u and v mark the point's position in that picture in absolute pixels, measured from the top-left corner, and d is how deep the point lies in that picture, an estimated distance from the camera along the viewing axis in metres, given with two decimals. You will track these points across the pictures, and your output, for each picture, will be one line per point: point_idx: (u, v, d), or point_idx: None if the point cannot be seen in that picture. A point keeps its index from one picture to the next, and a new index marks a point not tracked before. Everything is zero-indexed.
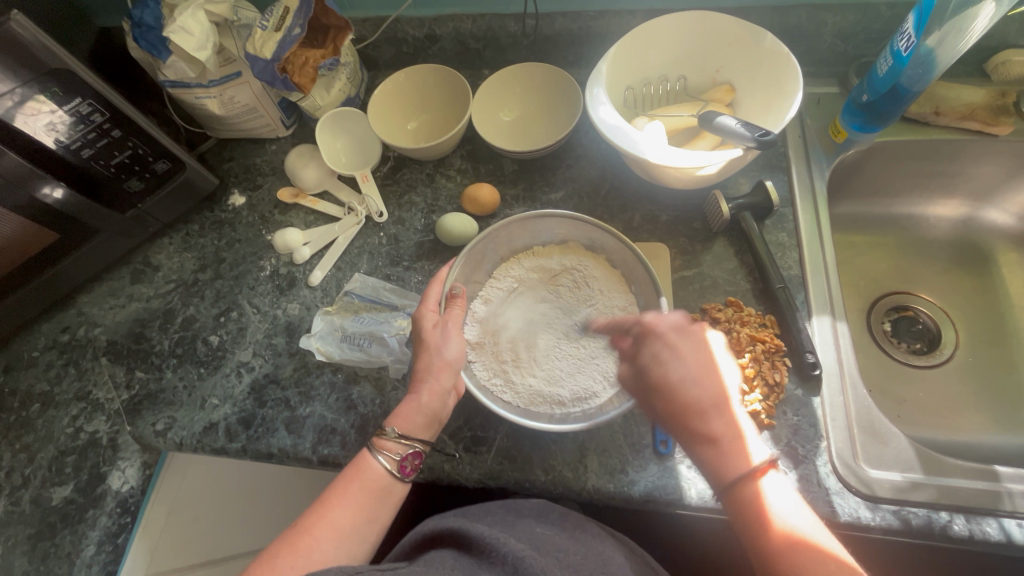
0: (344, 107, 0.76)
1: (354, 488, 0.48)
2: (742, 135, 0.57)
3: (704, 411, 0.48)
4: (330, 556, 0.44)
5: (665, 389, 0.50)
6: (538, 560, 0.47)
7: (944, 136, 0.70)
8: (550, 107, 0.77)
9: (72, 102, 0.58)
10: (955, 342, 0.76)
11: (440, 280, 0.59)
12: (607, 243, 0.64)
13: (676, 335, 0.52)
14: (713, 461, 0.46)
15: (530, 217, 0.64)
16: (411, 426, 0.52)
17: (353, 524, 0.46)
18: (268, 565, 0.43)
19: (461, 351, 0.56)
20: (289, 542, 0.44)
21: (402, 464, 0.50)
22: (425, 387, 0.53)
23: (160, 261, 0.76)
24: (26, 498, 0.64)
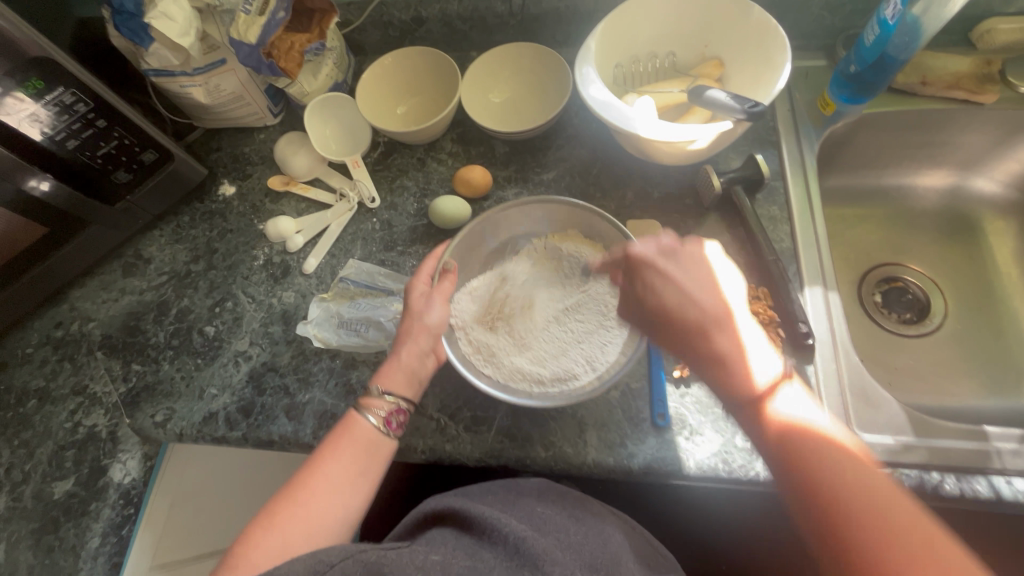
0: (333, 93, 0.76)
1: (344, 443, 0.49)
2: (731, 107, 0.58)
3: (706, 327, 0.48)
4: (326, 506, 0.45)
5: (665, 313, 0.50)
6: (538, 541, 0.47)
7: (932, 105, 0.71)
8: (540, 88, 0.77)
9: (55, 91, 0.57)
10: (944, 310, 0.77)
11: (436, 256, 0.60)
12: (607, 229, 0.63)
13: (671, 257, 0.52)
14: (726, 385, 0.46)
15: (525, 202, 0.64)
16: (394, 383, 0.53)
17: (345, 478, 0.47)
18: (267, 520, 0.44)
19: (443, 318, 0.57)
20: (285, 497, 0.46)
21: (387, 419, 0.51)
22: (404, 347, 0.55)
23: (152, 253, 0.76)
24: (27, 493, 0.64)
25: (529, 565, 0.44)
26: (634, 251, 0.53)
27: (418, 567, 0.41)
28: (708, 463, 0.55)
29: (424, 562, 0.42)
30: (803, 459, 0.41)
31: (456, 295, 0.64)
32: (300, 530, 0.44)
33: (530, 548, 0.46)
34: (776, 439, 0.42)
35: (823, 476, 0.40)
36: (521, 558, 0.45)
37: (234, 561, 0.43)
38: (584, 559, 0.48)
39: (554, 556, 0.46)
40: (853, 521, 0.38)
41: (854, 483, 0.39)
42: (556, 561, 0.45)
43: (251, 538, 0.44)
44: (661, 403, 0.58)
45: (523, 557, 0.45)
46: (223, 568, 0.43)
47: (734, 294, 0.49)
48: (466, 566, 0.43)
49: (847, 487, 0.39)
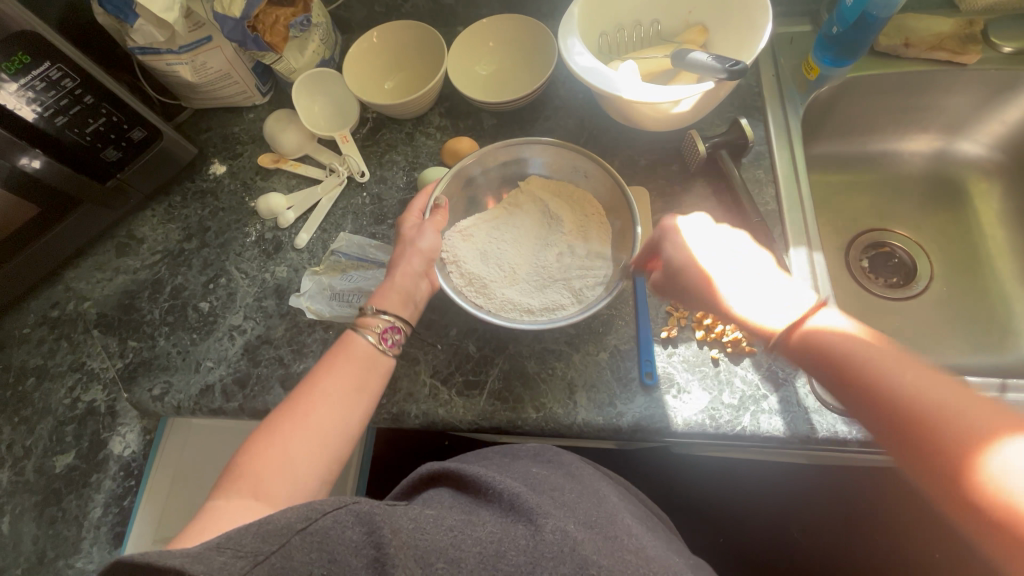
0: (320, 69, 0.76)
1: (341, 361, 0.51)
2: (713, 67, 0.58)
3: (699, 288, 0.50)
4: (326, 417, 0.48)
5: (682, 276, 0.51)
6: (534, 496, 0.44)
7: (915, 68, 0.71)
8: (527, 60, 0.77)
9: (42, 66, 0.57)
10: (931, 273, 0.78)
11: (427, 193, 0.64)
12: (593, 169, 0.65)
13: (675, 235, 0.52)
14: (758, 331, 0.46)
15: (516, 143, 0.66)
16: (388, 303, 0.56)
17: (343, 392, 0.50)
18: (268, 433, 0.46)
19: (435, 245, 0.60)
20: (285, 411, 0.48)
21: (384, 336, 0.54)
22: (398, 269, 0.58)
23: (144, 233, 0.76)
24: (29, 467, 0.67)
25: (523, 520, 0.42)
26: (659, 227, 0.54)
27: (407, 521, 0.39)
28: (696, 420, 0.56)
29: (414, 516, 0.40)
30: (840, 355, 0.41)
31: (449, 231, 0.67)
32: (301, 441, 0.46)
33: (526, 504, 0.43)
34: (811, 348, 0.42)
35: (860, 364, 0.40)
36: (516, 513, 0.42)
37: (237, 470, 0.44)
38: (581, 515, 0.45)
39: (550, 511, 0.43)
40: (909, 405, 0.37)
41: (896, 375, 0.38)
42: (551, 514, 0.42)
43: (254, 450, 0.45)
44: (649, 362, 0.59)
45: (518, 512, 0.42)
46: (227, 479, 0.44)
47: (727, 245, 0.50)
48: (459, 520, 0.41)
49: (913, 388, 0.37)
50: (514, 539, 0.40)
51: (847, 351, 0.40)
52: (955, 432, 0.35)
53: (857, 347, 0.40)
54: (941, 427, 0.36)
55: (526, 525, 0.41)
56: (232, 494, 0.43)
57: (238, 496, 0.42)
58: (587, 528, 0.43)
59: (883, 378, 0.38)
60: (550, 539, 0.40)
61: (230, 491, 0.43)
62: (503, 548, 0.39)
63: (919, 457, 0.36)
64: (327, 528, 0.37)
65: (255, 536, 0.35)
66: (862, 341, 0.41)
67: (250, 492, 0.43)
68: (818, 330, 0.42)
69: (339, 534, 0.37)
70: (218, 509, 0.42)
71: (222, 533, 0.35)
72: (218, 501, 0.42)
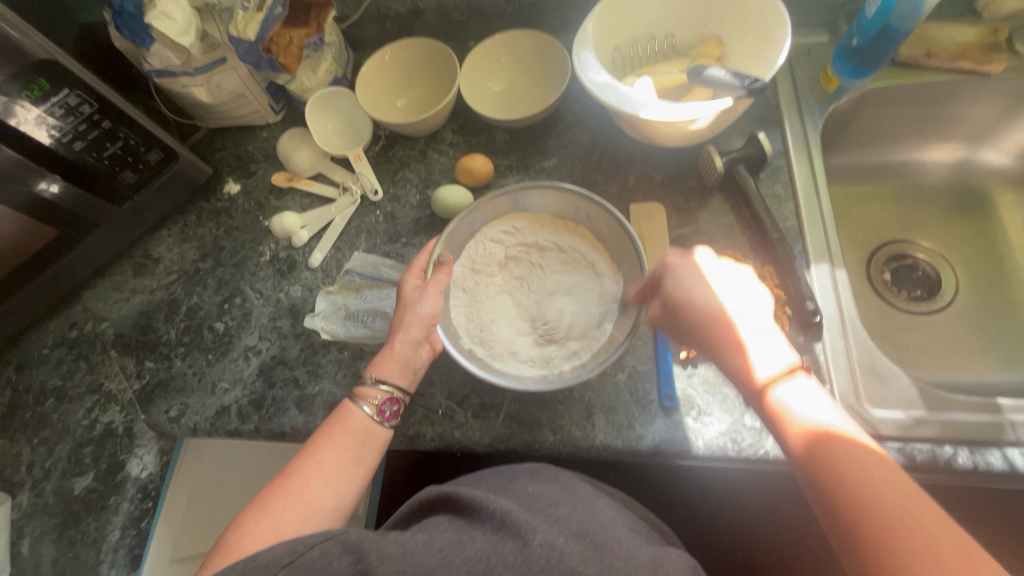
0: (333, 87, 0.76)
1: (337, 433, 0.50)
2: (732, 84, 0.57)
3: (709, 327, 0.49)
4: (321, 493, 0.46)
5: (686, 307, 0.51)
6: (525, 513, 0.43)
7: (937, 77, 0.70)
8: (539, 75, 0.76)
9: (60, 93, 0.58)
10: (955, 286, 0.76)
11: (428, 250, 0.61)
12: (594, 213, 0.64)
13: (684, 273, 0.51)
14: (741, 377, 0.47)
15: (512, 191, 0.64)
16: (388, 372, 0.54)
17: (339, 466, 0.48)
18: (261, 508, 0.45)
19: (436, 309, 0.58)
20: (280, 485, 0.46)
21: (381, 409, 0.52)
22: (397, 336, 0.56)
23: (160, 253, 0.77)
24: (48, 489, 0.67)
25: (513, 536, 0.41)
26: (663, 261, 0.53)
27: (396, 546, 0.39)
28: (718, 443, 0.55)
29: (403, 541, 0.40)
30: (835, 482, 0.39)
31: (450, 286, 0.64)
32: (295, 516, 0.45)
33: (515, 521, 0.42)
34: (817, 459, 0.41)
35: (858, 496, 0.38)
36: (505, 530, 0.42)
37: (227, 548, 0.43)
38: (571, 525, 0.44)
39: (540, 525, 0.43)
40: (866, 512, 0.38)
41: (881, 503, 0.38)
42: (540, 529, 0.42)
43: (246, 525, 0.44)
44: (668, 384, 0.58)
45: (508, 529, 0.42)
46: (217, 556, 0.43)
47: (744, 298, 0.49)
48: (449, 541, 0.41)
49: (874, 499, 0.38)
50: (503, 556, 0.40)
51: (851, 476, 0.39)
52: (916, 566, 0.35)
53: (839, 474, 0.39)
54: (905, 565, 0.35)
55: (515, 541, 0.40)
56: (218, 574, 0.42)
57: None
58: (577, 539, 0.42)
59: (858, 500, 0.38)
60: (537, 554, 0.39)
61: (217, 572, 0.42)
62: (493, 564, 0.39)
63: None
64: (314, 560, 0.37)
65: (243, 572, 0.36)
66: (879, 478, 0.38)
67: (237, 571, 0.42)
68: (825, 443, 0.41)
69: (326, 565, 0.37)
70: None
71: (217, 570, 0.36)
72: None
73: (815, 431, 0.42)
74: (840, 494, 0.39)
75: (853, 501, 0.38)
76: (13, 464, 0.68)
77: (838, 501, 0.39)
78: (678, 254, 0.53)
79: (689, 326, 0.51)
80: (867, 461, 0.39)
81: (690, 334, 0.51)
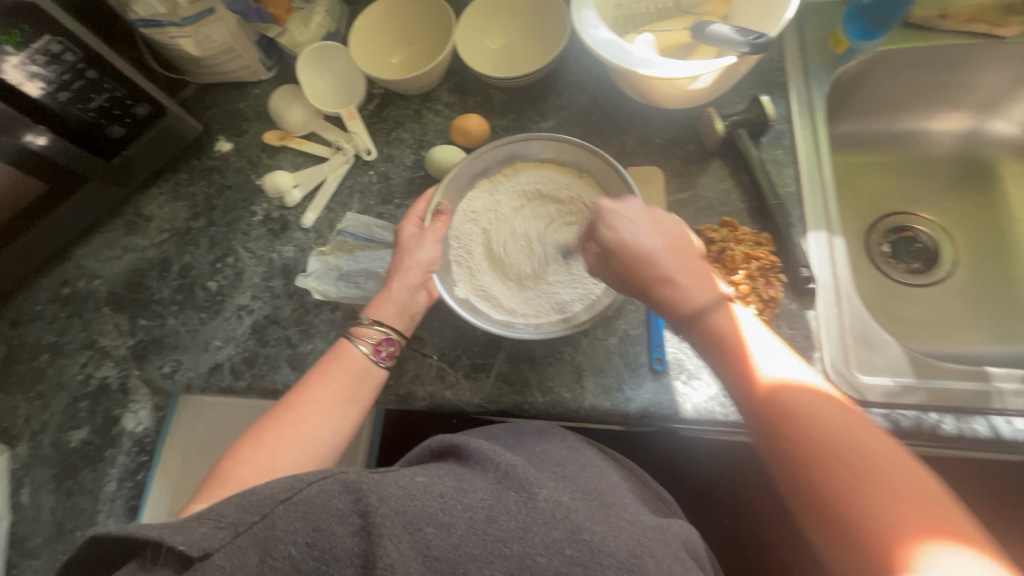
0: (325, 42, 0.74)
1: (334, 370, 0.51)
2: (735, 40, 0.55)
3: (654, 258, 0.48)
4: (316, 425, 0.47)
5: (620, 249, 0.49)
6: (530, 467, 0.42)
7: (949, 41, 0.68)
8: (538, 32, 0.74)
9: (42, 39, 0.55)
10: (954, 259, 0.75)
11: (426, 198, 0.61)
12: (595, 166, 0.64)
13: (622, 215, 0.50)
14: (671, 304, 0.47)
15: (513, 140, 0.63)
16: (383, 314, 0.55)
17: (335, 401, 0.49)
18: (257, 437, 0.46)
19: (434, 254, 0.58)
20: (276, 417, 0.47)
21: (378, 348, 0.53)
22: (394, 279, 0.56)
23: (151, 211, 0.76)
24: (46, 441, 0.69)
25: (517, 488, 0.40)
26: (597, 204, 0.51)
27: (396, 489, 0.37)
28: (705, 407, 0.55)
29: (404, 484, 0.38)
30: (811, 433, 0.38)
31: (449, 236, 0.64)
32: (290, 446, 0.46)
33: (521, 472, 0.41)
34: (779, 406, 0.40)
35: (813, 433, 0.38)
36: (509, 481, 0.40)
37: (223, 473, 0.44)
38: (580, 482, 0.45)
39: (546, 481, 0.41)
40: (833, 460, 0.36)
41: (858, 453, 0.36)
42: (546, 484, 0.40)
43: (243, 454, 0.45)
44: (659, 348, 0.58)
45: (512, 480, 0.40)
46: (213, 484, 0.44)
47: (677, 233, 0.50)
48: (449, 487, 0.39)
49: (831, 436, 0.37)
50: (506, 505, 0.38)
51: (835, 430, 0.37)
52: (889, 529, 0.34)
53: (816, 421, 0.38)
54: (880, 530, 0.34)
55: (519, 492, 0.39)
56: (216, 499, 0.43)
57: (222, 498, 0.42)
58: (583, 495, 0.43)
59: (812, 446, 0.37)
60: (543, 507, 0.38)
61: (213, 493, 0.43)
62: (495, 513, 0.38)
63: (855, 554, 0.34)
64: (311, 497, 0.36)
65: (238, 506, 0.35)
66: (838, 422, 0.38)
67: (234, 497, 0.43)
68: (787, 392, 0.40)
69: (325, 503, 0.36)
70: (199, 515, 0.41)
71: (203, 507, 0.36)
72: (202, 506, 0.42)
73: (781, 381, 0.41)
74: (794, 434, 0.38)
75: (803, 448, 0.38)
76: (10, 416, 0.70)
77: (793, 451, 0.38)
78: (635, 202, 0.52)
79: (629, 269, 0.49)
80: (841, 412, 0.38)
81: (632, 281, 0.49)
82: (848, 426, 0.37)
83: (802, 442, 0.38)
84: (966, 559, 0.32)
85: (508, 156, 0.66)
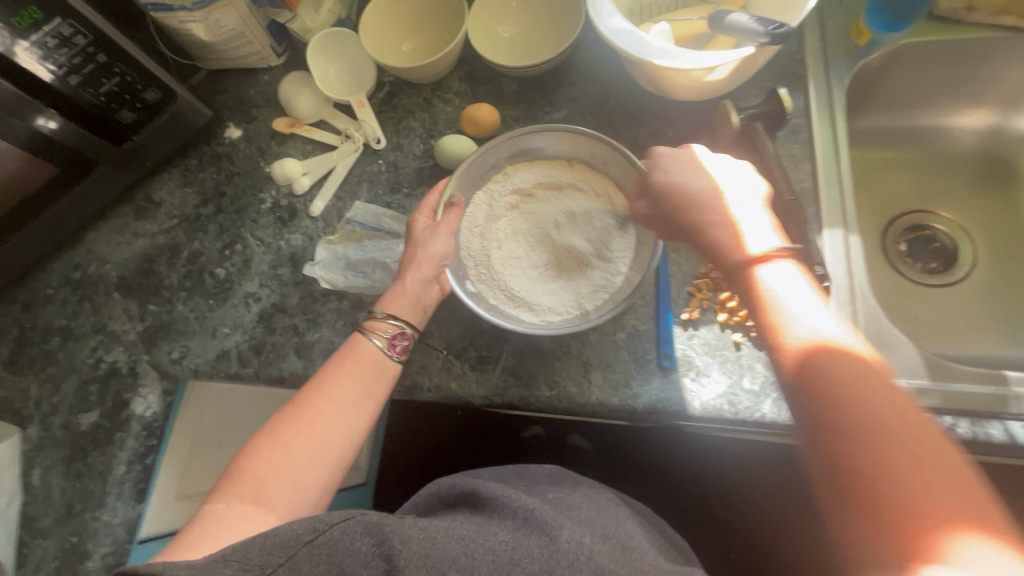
0: (336, 28, 0.73)
1: (348, 363, 0.51)
2: (755, 30, 0.53)
3: (701, 202, 0.49)
4: (331, 422, 0.47)
5: (670, 190, 0.51)
6: (548, 511, 0.44)
7: (977, 34, 0.65)
8: (551, 19, 0.72)
9: (52, 22, 0.55)
10: (973, 260, 0.74)
11: (439, 190, 0.60)
12: (611, 158, 0.63)
13: (677, 167, 0.52)
14: (719, 250, 0.47)
15: (524, 133, 0.62)
16: (397, 308, 0.54)
17: (350, 395, 0.49)
18: (273, 436, 0.46)
19: (447, 247, 0.57)
20: (292, 414, 0.47)
21: (392, 342, 0.52)
22: (407, 274, 0.55)
23: (161, 197, 0.76)
24: (57, 423, 0.70)
25: (537, 531, 0.41)
26: (652, 150, 0.55)
27: (417, 531, 0.39)
28: (714, 404, 0.55)
29: (423, 527, 0.40)
30: (852, 408, 0.37)
31: (460, 230, 0.64)
32: (306, 444, 0.46)
33: (539, 516, 0.43)
34: (811, 372, 0.39)
35: (848, 402, 0.37)
36: (528, 526, 0.42)
37: (240, 473, 0.45)
38: (598, 527, 0.45)
39: (565, 522, 0.43)
40: (859, 421, 0.37)
41: (886, 420, 0.37)
42: (566, 526, 0.42)
43: (259, 452, 0.46)
44: (668, 344, 0.57)
45: (531, 525, 0.42)
46: (230, 482, 0.45)
47: (734, 179, 0.50)
48: (469, 531, 0.41)
49: (862, 400, 0.37)
50: (528, 548, 0.40)
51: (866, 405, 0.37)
52: (915, 505, 0.34)
53: (848, 391, 0.38)
54: (914, 513, 0.34)
55: (540, 536, 0.41)
56: (233, 498, 0.43)
57: (241, 502, 0.43)
58: (602, 538, 0.44)
59: (846, 409, 0.37)
60: (565, 549, 0.40)
61: (232, 494, 0.44)
62: (517, 555, 0.39)
63: (881, 531, 0.34)
64: (335, 540, 0.37)
65: (263, 548, 0.36)
66: (865, 385, 0.38)
67: (252, 495, 0.44)
68: (821, 353, 0.39)
69: (348, 545, 0.37)
70: (218, 514, 0.42)
71: (228, 546, 0.36)
72: (219, 505, 0.43)
73: (813, 343, 0.40)
74: (830, 396, 0.38)
75: (844, 410, 0.37)
76: (22, 398, 0.71)
77: (834, 413, 0.37)
78: (667, 149, 0.54)
79: (673, 213, 0.51)
80: (869, 374, 0.38)
81: (675, 224, 0.51)
82: (873, 390, 0.38)
83: (837, 408, 0.38)
84: (989, 547, 0.32)
85: (519, 150, 0.65)
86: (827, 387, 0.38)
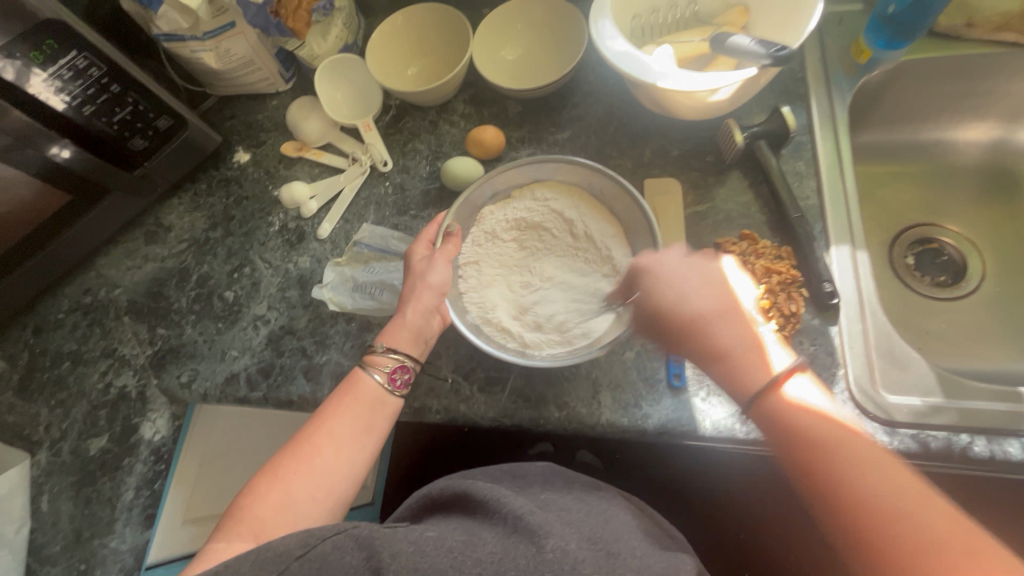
0: (343, 54, 0.75)
1: (348, 401, 0.50)
2: (756, 52, 0.54)
3: (703, 320, 0.50)
4: (333, 459, 0.47)
5: (664, 312, 0.52)
6: (539, 514, 0.44)
7: (975, 50, 0.66)
8: (555, 43, 0.74)
9: (68, 55, 0.57)
10: (982, 272, 0.73)
11: (438, 221, 0.60)
12: (608, 187, 0.62)
13: (663, 262, 0.54)
14: (735, 379, 0.48)
15: (520, 164, 0.63)
16: (399, 341, 0.54)
17: (351, 433, 0.49)
18: (273, 474, 0.46)
19: (446, 276, 0.57)
20: (293, 451, 0.47)
21: (392, 376, 0.52)
22: (409, 305, 0.55)
23: (171, 221, 0.77)
24: (66, 449, 0.70)
25: (526, 539, 0.41)
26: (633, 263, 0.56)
27: (406, 544, 0.40)
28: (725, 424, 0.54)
29: (414, 538, 0.40)
30: (843, 491, 0.41)
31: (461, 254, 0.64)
32: (308, 483, 0.46)
33: (530, 523, 0.42)
34: (818, 467, 0.43)
35: (852, 490, 0.41)
36: (519, 533, 0.42)
37: (239, 513, 0.44)
38: (586, 530, 0.45)
39: (553, 529, 0.42)
40: (857, 503, 0.41)
41: (887, 500, 0.40)
42: (553, 533, 0.42)
43: (259, 490, 0.45)
44: (677, 364, 0.57)
45: (522, 531, 0.42)
46: (230, 522, 0.44)
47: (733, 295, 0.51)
48: (460, 541, 0.41)
49: (858, 486, 0.41)
50: (516, 559, 0.40)
51: (864, 481, 0.41)
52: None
53: (844, 473, 0.42)
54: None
55: (528, 545, 0.41)
56: (234, 538, 0.43)
57: (241, 544, 0.42)
58: (590, 545, 0.43)
59: (861, 499, 0.41)
60: (551, 559, 0.39)
61: (231, 536, 0.43)
62: (505, 567, 0.39)
63: None
64: (327, 553, 0.37)
65: (254, 564, 0.36)
66: (855, 461, 0.42)
67: (252, 535, 0.43)
68: (832, 448, 0.43)
69: (338, 559, 0.37)
70: (217, 553, 0.42)
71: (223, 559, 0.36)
72: (219, 545, 0.43)
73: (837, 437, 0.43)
74: (822, 484, 0.42)
75: (840, 496, 0.41)
76: (32, 423, 0.71)
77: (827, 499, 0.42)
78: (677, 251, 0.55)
79: (676, 336, 0.52)
80: (866, 454, 0.42)
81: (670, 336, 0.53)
82: (895, 477, 0.41)
83: (842, 502, 0.41)
84: None
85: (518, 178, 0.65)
86: (826, 478, 0.42)
